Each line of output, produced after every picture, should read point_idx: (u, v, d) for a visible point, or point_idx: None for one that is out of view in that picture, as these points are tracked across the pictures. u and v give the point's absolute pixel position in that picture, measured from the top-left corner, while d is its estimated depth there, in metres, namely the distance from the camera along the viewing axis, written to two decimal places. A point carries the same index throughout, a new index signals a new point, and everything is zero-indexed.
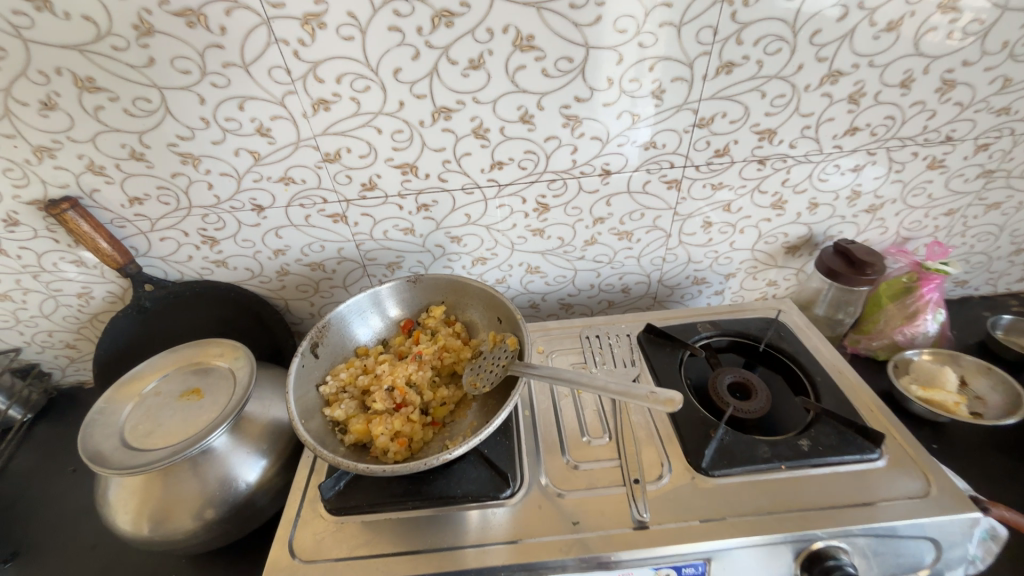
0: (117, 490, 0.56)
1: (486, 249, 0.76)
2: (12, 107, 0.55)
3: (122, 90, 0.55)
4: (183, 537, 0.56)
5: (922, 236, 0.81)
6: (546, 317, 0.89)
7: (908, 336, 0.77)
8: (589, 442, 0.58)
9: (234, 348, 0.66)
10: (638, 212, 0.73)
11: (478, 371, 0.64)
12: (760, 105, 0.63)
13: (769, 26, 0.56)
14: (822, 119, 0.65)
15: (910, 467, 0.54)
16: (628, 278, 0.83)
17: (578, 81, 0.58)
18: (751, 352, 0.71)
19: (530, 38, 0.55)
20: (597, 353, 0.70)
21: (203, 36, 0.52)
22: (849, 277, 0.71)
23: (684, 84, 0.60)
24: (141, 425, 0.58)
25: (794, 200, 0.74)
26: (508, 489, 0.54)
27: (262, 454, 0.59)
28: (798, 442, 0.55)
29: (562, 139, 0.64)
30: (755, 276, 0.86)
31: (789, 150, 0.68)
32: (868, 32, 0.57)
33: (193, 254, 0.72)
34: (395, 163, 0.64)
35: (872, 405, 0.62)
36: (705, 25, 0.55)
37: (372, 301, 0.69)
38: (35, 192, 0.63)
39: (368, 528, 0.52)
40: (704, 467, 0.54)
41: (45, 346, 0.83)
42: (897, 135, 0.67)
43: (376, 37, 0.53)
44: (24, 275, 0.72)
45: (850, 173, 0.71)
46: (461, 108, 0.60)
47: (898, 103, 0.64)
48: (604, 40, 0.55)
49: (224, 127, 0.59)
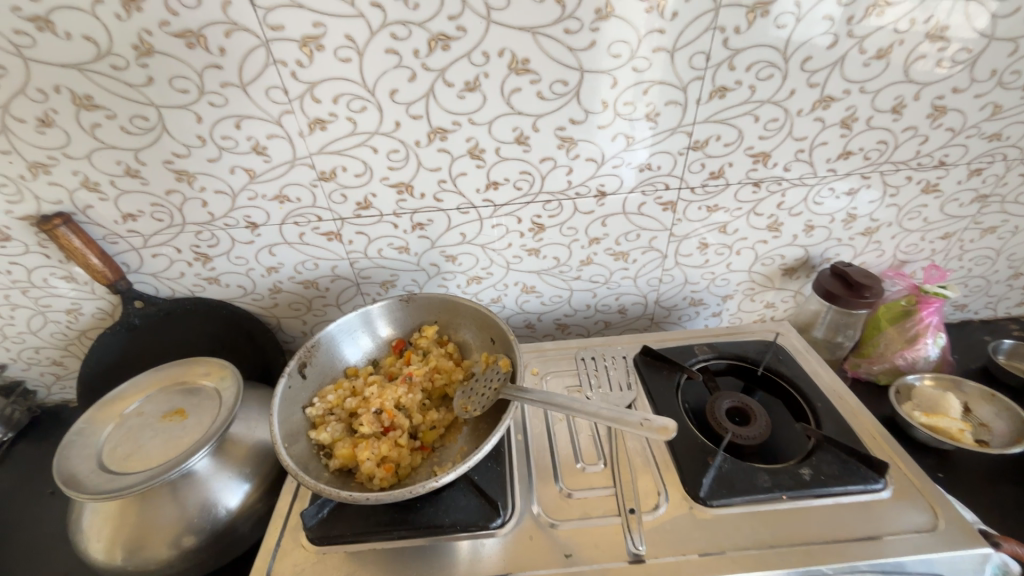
0: (91, 516, 0.54)
1: (481, 269, 0.76)
2: (9, 124, 0.56)
3: (119, 108, 0.56)
4: (158, 567, 0.53)
5: (919, 260, 0.81)
6: (542, 338, 0.88)
7: (909, 360, 0.76)
8: (583, 469, 0.56)
9: (221, 368, 0.65)
10: (634, 233, 0.73)
11: (469, 394, 0.62)
12: (754, 129, 0.63)
13: (760, 53, 0.57)
14: (816, 143, 0.65)
15: (916, 499, 0.52)
16: (625, 299, 0.82)
17: (572, 104, 0.59)
18: (750, 375, 0.70)
19: (525, 61, 0.55)
20: (592, 376, 0.68)
21: (202, 56, 0.53)
22: (847, 300, 0.71)
23: (678, 107, 0.60)
24: (120, 447, 0.56)
25: (790, 222, 0.74)
26: (498, 518, 0.52)
27: (245, 478, 0.57)
28: (799, 471, 0.54)
29: (557, 161, 0.64)
30: (753, 298, 0.85)
31: (783, 173, 0.68)
32: (858, 59, 0.58)
33: (185, 270, 0.71)
34: (390, 182, 0.64)
35: (874, 431, 0.60)
36: (698, 51, 0.56)
37: (363, 321, 0.68)
38: (28, 208, 0.62)
39: (351, 560, 0.50)
40: (702, 496, 0.52)
41: (31, 363, 0.81)
42: (890, 160, 0.68)
43: (373, 59, 0.54)
44: (12, 291, 0.71)
45: (845, 197, 0.71)
46: (457, 129, 0.60)
47: (890, 128, 0.65)
48: (598, 64, 0.56)
49: (220, 146, 0.59)
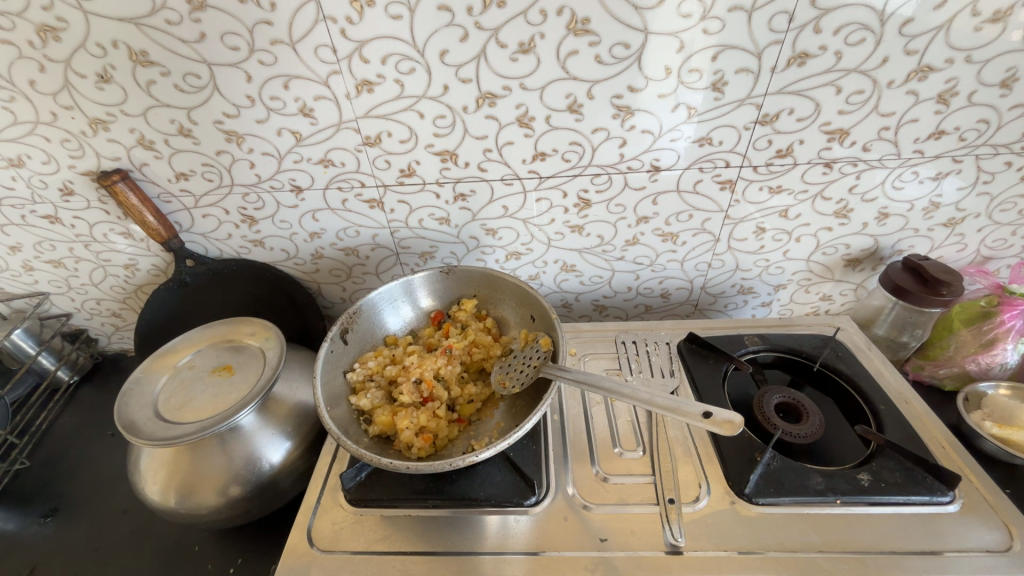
0: (147, 460, 0.57)
1: (521, 244, 0.74)
2: (71, 79, 0.57)
3: (173, 65, 0.56)
4: (208, 512, 0.56)
5: (1006, 256, 0.73)
6: (579, 318, 0.86)
7: (981, 366, 0.69)
8: (621, 455, 0.55)
9: (265, 329, 0.67)
10: (686, 213, 0.69)
11: (507, 370, 0.62)
12: (834, 102, 0.57)
13: (852, 14, 0.50)
14: (904, 120, 0.58)
15: (988, 516, 0.49)
16: (669, 283, 0.79)
17: (632, 69, 0.55)
18: (802, 370, 0.66)
19: (585, 21, 0.51)
20: (633, 360, 0.67)
21: (253, 12, 0.51)
22: (919, 296, 0.64)
23: (749, 76, 0.55)
24: (174, 397, 0.59)
25: (861, 209, 0.68)
26: (533, 496, 0.51)
27: (288, 436, 0.59)
28: (856, 476, 0.51)
29: (610, 131, 0.60)
30: (808, 289, 0.80)
31: (861, 153, 0.62)
32: (968, 23, 0.51)
33: (232, 232, 0.73)
34: (435, 149, 0.62)
35: (942, 440, 0.56)
36: (780, 11, 0.50)
37: (405, 290, 0.68)
38: (89, 163, 0.64)
39: (386, 523, 0.51)
40: (747, 493, 0.50)
41: (93, 313, 0.86)
42: (989, 142, 0.60)
43: (424, 16, 0.51)
44: (76, 244, 0.75)
45: (929, 182, 0.64)
46: (507, 94, 0.57)
47: (995, 104, 0.56)
48: (663, 25, 0.51)
49: (268, 106, 0.59)
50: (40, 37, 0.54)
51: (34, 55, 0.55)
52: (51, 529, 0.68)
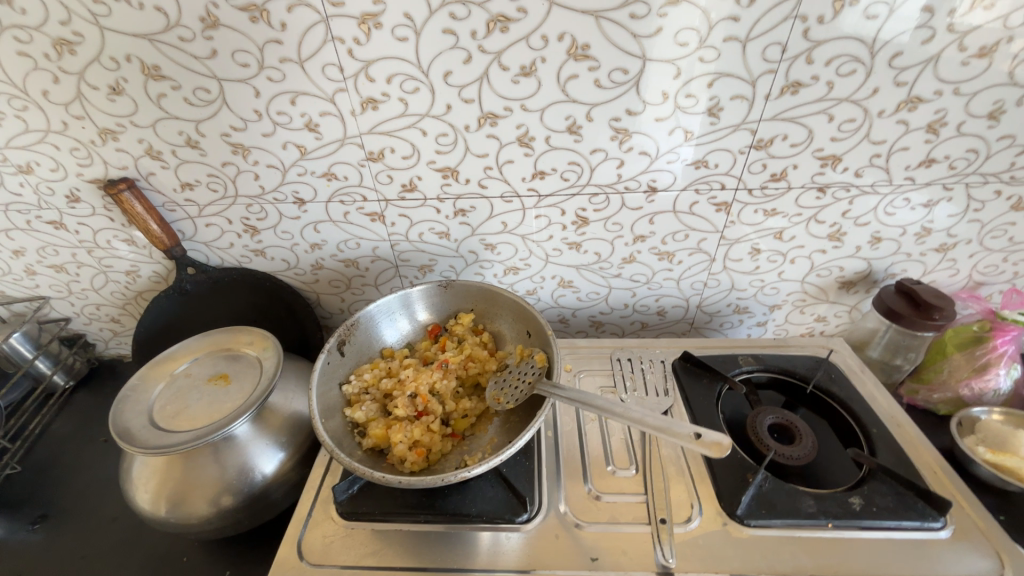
0: (139, 468, 0.57)
1: (519, 259, 0.75)
2: (84, 90, 0.58)
3: (184, 80, 0.57)
4: (198, 522, 0.56)
5: (998, 282, 0.74)
6: (575, 334, 0.86)
7: (975, 391, 0.69)
8: (614, 473, 0.55)
9: (263, 338, 0.67)
10: (682, 232, 0.70)
11: (502, 386, 0.62)
12: (827, 129, 0.58)
13: (844, 46, 0.52)
14: (895, 148, 0.60)
15: (980, 544, 0.49)
16: (665, 301, 0.80)
17: (631, 94, 0.56)
18: (796, 392, 0.66)
19: (585, 47, 0.53)
20: (628, 378, 0.67)
21: (264, 31, 0.53)
22: (912, 320, 0.65)
23: (744, 102, 0.56)
24: (170, 405, 0.59)
25: (854, 232, 0.69)
26: (525, 513, 0.51)
27: (281, 446, 0.59)
28: (848, 500, 0.51)
29: (608, 152, 0.61)
30: (803, 310, 0.80)
31: (854, 179, 0.63)
32: (956, 58, 0.52)
33: (234, 241, 0.74)
34: (437, 166, 0.64)
35: (935, 465, 0.56)
36: (774, 41, 0.52)
37: (402, 303, 0.69)
38: (97, 171, 0.66)
39: (377, 537, 0.51)
40: (739, 514, 0.50)
41: (92, 318, 0.87)
42: (978, 171, 0.61)
43: (429, 39, 0.53)
44: (79, 250, 0.76)
45: (921, 209, 0.65)
46: (508, 115, 0.58)
47: (983, 135, 0.58)
48: (661, 52, 0.53)
49: (275, 121, 0.60)
50: (55, 50, 0.55)
51: (49, 67, 0.56)
52: (39, 535, 0.68)
